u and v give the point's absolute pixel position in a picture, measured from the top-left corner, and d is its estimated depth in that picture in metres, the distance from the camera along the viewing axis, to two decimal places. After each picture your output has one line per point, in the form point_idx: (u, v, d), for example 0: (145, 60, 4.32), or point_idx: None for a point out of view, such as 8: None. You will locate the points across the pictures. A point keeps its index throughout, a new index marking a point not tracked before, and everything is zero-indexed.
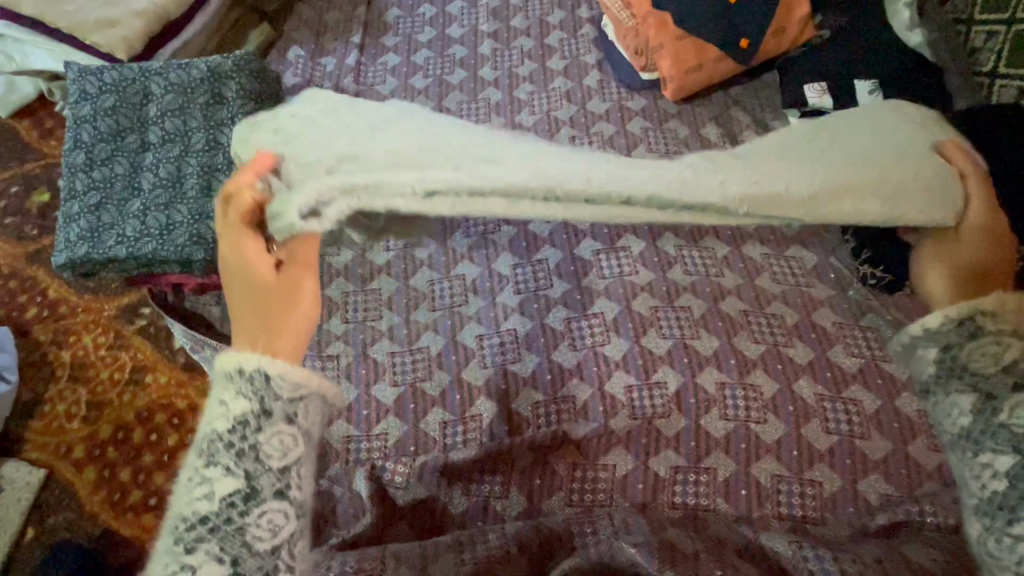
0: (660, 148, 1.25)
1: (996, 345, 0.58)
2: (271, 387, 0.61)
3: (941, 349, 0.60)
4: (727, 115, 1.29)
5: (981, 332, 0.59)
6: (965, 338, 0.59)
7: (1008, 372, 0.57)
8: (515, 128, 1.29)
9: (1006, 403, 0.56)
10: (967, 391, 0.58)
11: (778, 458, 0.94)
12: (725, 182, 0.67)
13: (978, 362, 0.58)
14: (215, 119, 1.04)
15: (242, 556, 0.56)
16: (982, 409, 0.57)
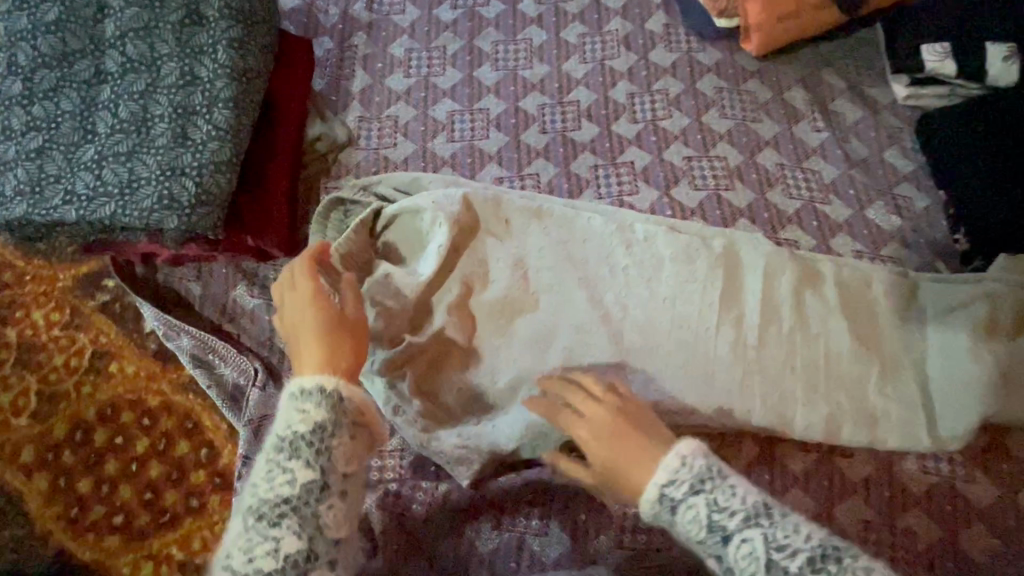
0: (735, 113, 1.04)
1: (691, 510, 0.58)
2: (341, 407, 0.59)
3: (671, 526, 0.60)
4: (818, 76, 1.07)
5: (676, 503, 0.59)
6: (667, 513, 0.60)
7: (713, 532, 0.57)
8: (562, 78, 1.06)
9: (731, 560, 0.56)
10: (707, 555, 0.58)
11: (864, 500, 0.82)
12: (777, 401, 0.83)
13: (689, 531, 0.58)
14: (191, 45, 0.81)
15: (316, 531, 0.55)
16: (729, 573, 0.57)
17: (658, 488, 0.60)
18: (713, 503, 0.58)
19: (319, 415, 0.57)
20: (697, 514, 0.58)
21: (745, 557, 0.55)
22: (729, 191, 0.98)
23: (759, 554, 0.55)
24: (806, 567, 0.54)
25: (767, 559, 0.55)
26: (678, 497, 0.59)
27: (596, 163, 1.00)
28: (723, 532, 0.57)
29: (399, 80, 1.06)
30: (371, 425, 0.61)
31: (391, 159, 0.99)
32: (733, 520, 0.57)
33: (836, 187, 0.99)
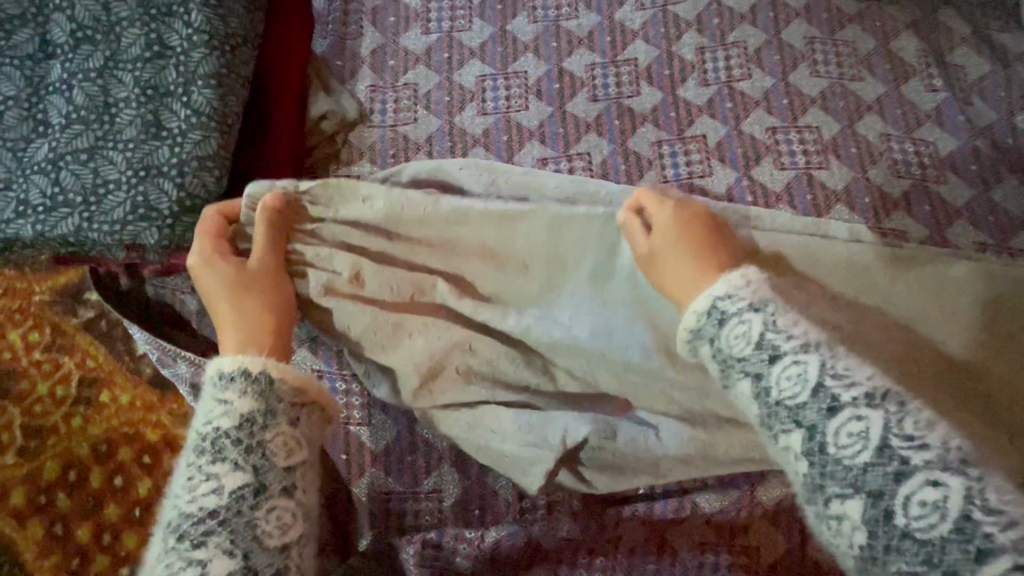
0: (829, 69, 0.85)
1: (742, 326, 0.46)
2: (271, 391, 0.51)
3: (710, 345, 0.48)
4: (933, 21, 0.87)
5: (727, 316, 0.47)
6: (715, 326, 0.48)
7: (759, 347, 0.45)
8: (615, 31, 0.87)
9: (772, 380, 0.44)
10: (738, 375, 0.46)
11: None
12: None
13: (731, 346, 0.46)
14: (158, 6, 0.65)
15: (253, 547, 0.44)
16: (762, 396, 0.44)
17: (711, 300, 0.49)
18: (770, 323, 0.45)
19: (244, 408, 0.49)
20: (749, 329, 0.46)
21: (791, 377, 0.43)
22: (822, 170, 0.80)
23: (870, 434, 0.40)
24: (879, 430, 0.40)
25: (818, 381, 0.42)
26: (734, 315, 0.47)
27: (660, 138, 0.82)
28: (772, 350, 0.44)
29: (417, 37, 0.87)
30: (315, 410, 0.54)
31: (411, 138, 0.83)
32: (789, 342, 0.45)
33: (956, 162, 0.81)
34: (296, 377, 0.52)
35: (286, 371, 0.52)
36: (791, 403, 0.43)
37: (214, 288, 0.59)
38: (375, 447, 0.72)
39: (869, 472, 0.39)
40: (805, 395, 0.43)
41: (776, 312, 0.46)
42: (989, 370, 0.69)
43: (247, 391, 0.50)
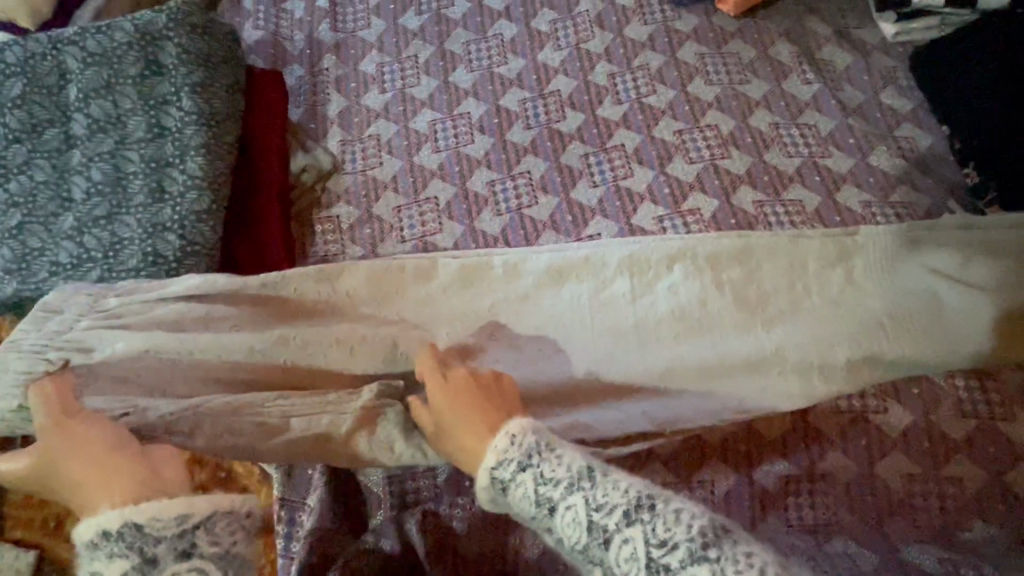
0: (720, 77, 1.01)
1: (522, 488, 0.49)
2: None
3: (499, 489, 0.51)
4: (802, 27, 1.03)
5: (529, 466, 0.50)
6: (506, 478, 0.50)
7: (542, 497, 0.48)
8: (539, 69, 1.04)
9: (558, 524, 0.48)
10: (542, 528, 0.50)
11: (906, 453, 0.80)
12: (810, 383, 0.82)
13: (522, 508, 0.50)
14: (155, 97, 0.81)
15: None
16: (562, 539, 0.48)
17: (489, 470, 0.51)
18: (539, 476, 0.49)
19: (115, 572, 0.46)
20: (525, 490, 0.49)
21: (569, 524, 0.47)
22: (725, 159, 0.96)
23: (639, 555, 0.45)
24: (688, 561, 0.43)
25: (588, 520, 0.46)
26: (513, 461, 0.50)
27: (587, 151, 0.98)
28: (548, 503, 0.48)
29: (375, 97, 1.04)
30: (219, 515, 0.50)
31: (379, 180, 0.98)
32: (558, 489, 0.48)
33: (835, 138, 0.96)
34: (157, 504, 0.48)
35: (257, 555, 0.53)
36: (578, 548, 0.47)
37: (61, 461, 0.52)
38: None
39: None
40: (582, 538, 0.47)
41: (541, 461, 0.50)
42: (898, 318, 0.84)
43: (115, 548, 0.47)
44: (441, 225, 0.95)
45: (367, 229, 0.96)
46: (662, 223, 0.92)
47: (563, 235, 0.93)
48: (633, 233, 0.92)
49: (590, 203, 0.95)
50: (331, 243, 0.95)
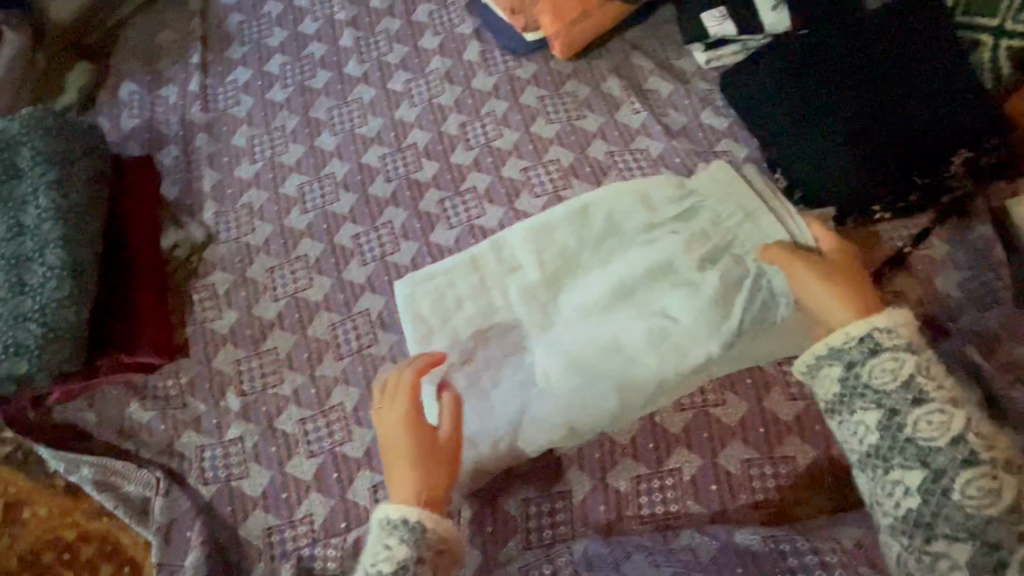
0: (559, 116, 1.11)
1: (890, 362, 0.68)
2: (424, 541, 0.68)
3: (844, 367, 0.70)
4: (628, 63, 1.15)
5: (880, 349, 0.68)
6: (866, 355, 0.69)
7: (905, 387, 0.67)
8: (397, 126, 1.13)
9: (909, 419, 0.66)
10: (872, 404, 0.68)
11: (745, 440, 0.86)
12: (658, 359, 0.85)
13: (879, 378, 0.68)
14: (15, 199, 0.89)
15: None
16: (888, 426, 0.67)
17: (868, 330, 0.69)
18: (920, 368, 0.67)
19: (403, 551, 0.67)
20: (903, 364, 0.67)
21: (934, 419, 0.65)
22: (567, 190, 1.04)
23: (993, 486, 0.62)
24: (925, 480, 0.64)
25: (956, 432, 0.64)
26: (887, 347, 0.68)
27: (442, 196, 1.06)
28: (918, 394, 0.66)
29: (247, 168, 1.12)
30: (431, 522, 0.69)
31: (252, 245, 1.05)
32: (926, 385, 0.66)
33: (664, 159, 1.06)
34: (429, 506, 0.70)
35: (436, 523, 0.69)
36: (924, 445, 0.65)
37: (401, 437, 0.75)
38: (254, 494, 0.88)
39: (940, 453, 0.64)
40: (940, 439, 0.65)
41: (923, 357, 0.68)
42: (774, 290, 0.85)
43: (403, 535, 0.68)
44: (311, 280, 1.01)
45: (241, 293, 1.01)
46: None
47: None
48: None
49: (447, 243, 1.02)
50: (208, 309, 1.00)
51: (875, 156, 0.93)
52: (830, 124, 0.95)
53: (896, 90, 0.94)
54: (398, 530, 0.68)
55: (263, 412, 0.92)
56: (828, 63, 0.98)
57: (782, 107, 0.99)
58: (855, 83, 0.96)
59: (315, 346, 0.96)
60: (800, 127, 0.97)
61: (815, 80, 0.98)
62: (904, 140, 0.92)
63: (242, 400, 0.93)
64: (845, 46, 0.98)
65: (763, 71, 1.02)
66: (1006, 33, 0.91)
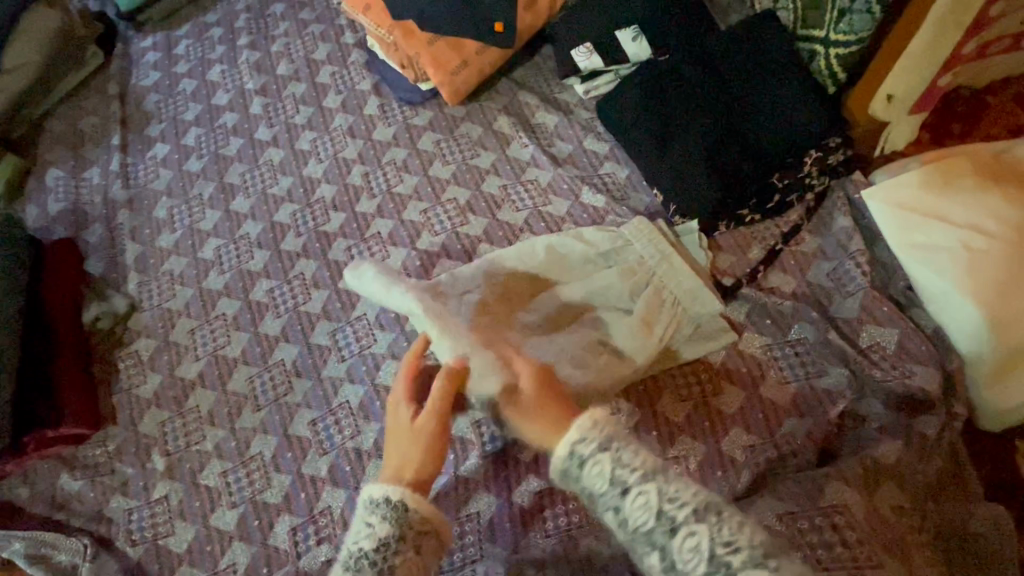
0: (455, 157, 1.18)
1: (641, 496, 0.64)
2: (405, 519, 0.69)
3: (568, 465, 0.69)
4: (516, 101, 1.23)
5: (583, 456, 0.68)
6: (578, 459, 0.69)
7: (612, 483, 0.66)
8: (305, 183, 1.20)
9: (627, 506, 0.65)
10: (645, 539, 0.64)
11: (640, 446, 0.91)
12: (562, 374, 0.90)
13: (636, 516, 0.64)
14: None
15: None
16: (620, 517, 0.65)
17: (570, 446, 0.69)
18: (663, 493, 0.64)
19: (383, 529, 0.68)
20: (650, 497, 0.64)
21: (688, 542, 0.61)
22: (464, 226, 1.11)
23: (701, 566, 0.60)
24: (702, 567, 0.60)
25: (706, 547, 0.60)
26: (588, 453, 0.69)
27: (349, 244, 1.12)
28: (625, 492, 0.65)
29: (167, 237, 1.18)
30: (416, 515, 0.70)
31: (173, 309, 1.10)
32: (680, 507, 0.63)
33: (553, 186, 1.13)
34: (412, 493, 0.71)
35: (418, 503, 0.70)
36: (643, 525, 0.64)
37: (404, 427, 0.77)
38: (180, 549, 0.92)
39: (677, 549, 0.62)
40: (648, 518, 0.64)
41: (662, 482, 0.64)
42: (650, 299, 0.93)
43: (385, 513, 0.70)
44: (229, 337, 1.06)
45: (164, 356, 1.06)
46: None
47: (334, 321, 1.05)
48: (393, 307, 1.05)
49: (355, 288, 1.08)
50: (133, 375, 1.05)
51: (732, 169, 0.99)
52: (688, 143, 1.01)
53: (741, 107, 1.01)
54: (380, 508, 0.70)
55: (187, 469, 0.97)
56: (678, 86, 1.05)
57: (644, 130, 1.05)
58: (704, 102, 1.03)
59: (234, 400, 1.01)
60: (663, 147, 1.03)
61: (669, 103, 1.05)
62: (754, 150, 0.99)
63: (166, 460, 0.98)
64: (696, 68, 1.05)
65: (628, 96, 1.08)
66: (833, 42, 0.96)
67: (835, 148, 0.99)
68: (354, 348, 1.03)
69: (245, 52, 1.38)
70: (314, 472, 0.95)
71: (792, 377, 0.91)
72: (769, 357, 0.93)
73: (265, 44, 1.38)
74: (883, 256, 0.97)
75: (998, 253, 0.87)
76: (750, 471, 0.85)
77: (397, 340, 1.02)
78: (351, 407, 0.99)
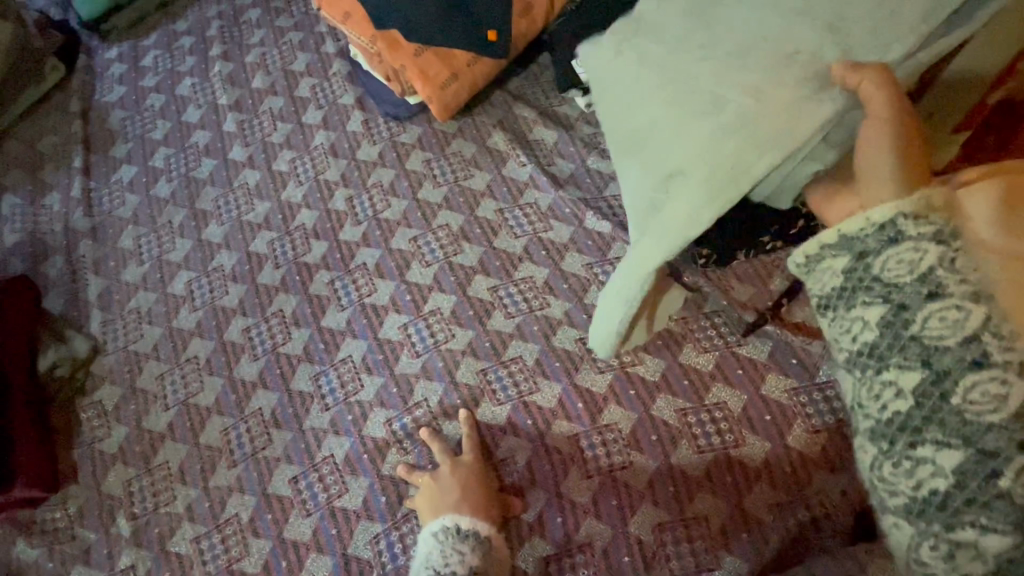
0: (446, 179, 1.09)
1: (993, 383, 0.50)
2: (490, 552, 0.78)
3: (882, 285, 0.54)
4: (512, 115, 1.13)
5: (943, 292, 0.52)
6: (885, 244, 0.54)
7: (923, 281, 0.53)
8: (284, 208, 1.10)
9: (962, 400, 0.51)
10: (870, 296, 0.55)
11: (656, 504, 0.82)
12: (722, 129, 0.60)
13: (898, 268, 0.53)
14: None
15: None
16: (931, 397, 0.52)
17: (954, 297, 0.52)
18: (946, 262, 0.52)
19: (472, 557, 0.76)
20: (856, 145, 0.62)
21: (946, 323, 0.52)
22: (457, 255, 1.02)
23: (947, 336, 0.52)
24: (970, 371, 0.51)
25: (970, 328, 0.51)
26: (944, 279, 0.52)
27: (333, 277, 1.03)
28: (931, 277, 0.52)
29: (134, 271, 1.08)
30: (495, 545, 0.79)
31: (140, 352, 1.01)
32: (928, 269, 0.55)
33: (554, 210, 1.03)
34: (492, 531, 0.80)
35: (501, 541, 0.80)
36: (972, 421, 0.50)
37: (460, 471, 0.84)
38: None
39: (948, 353, 0.51)
40: (992, 415, 0.50)
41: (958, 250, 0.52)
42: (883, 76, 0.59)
43: (472, 542, 0.78)
44: (202, 383, 0.97)
45: (130, 406, 0.97)
46: (406, 330, 0.97)
47: (317, 364, 0.96)
48: (381, 347, 0.96)
49: (339, 326, 0.98)
50: (96, 427, 0.96)
51: None
52: None
53: None
54: (471, 539, 0.78)
55: (156, 534, 0.88)
56: None
57: None
58: None
59: (208, 456, 0.92)
60: None
61: None
62: None
63: (133, 524, 0.89)
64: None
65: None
66: None
67: None
68: (338, 395, 0.93)
69: (218, 63, 1.27)
70: (297, 536, 0.86)
71: (822, 427, 0.83)
72: (796, 403, 0.84)
73: (239, 54, 1.28)
74: None
75: None
76: (777, 535, 0.79)
77: (386, 385, 0.93)
78: (335, 461, 0.90)
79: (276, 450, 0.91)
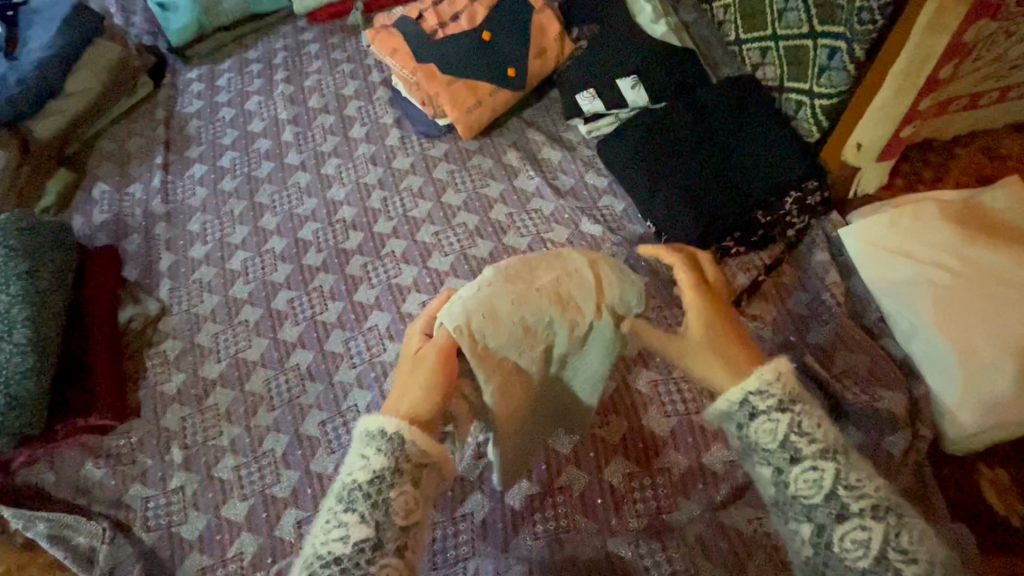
0: (466, 186, 1.29)
1: (769, 423, 0.65)
2: (402, 453, 0.64)
3: (735, 427, 0.68)
4: (525, 138, 1.34)
5: (756, 413, 0.66)
6: (747, 418, 0.66)
7: (782, 447, 0.64)
8: (328, 205, 1.31)
9: (791, 479, 0.63)
10: (731, 423, 0.68)
11: (627, 455, 0.97)
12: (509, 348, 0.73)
13: (764, 435, 0.65)
14: None
15: (382, 520, 0.62)
16: (777, 484, 0.64)
17: (745, 394, 0.66)
18: (760, 397, 0.66)
19: (377, 463, 0.63)
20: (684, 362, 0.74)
21: (765, 428, 0.65)
22: (472, 248, 1.20)
23: (777, 434, 0.64)
24: (816, 454, 0.63)
25: (783, 436, 0.64)
26: (762, 410, 0.66)
27: (366, 261, 1.22)
28: (750, 410, 0.66)
29: (199, 249, 1.28)
30: (428, 454, 0.66)
31: (200, 314, 1.19)
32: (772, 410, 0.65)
33: (555, 216, 1.22)
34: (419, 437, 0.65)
35: (417, 435, 0.65)
36: (826, 521, 0.60)
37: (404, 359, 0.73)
38: (191, 536, 0.98)
39: (816, 507, 0.61)
40: (816, 495, 0.62)
41: (797, 413, 0.65)
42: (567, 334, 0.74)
43: (383, 447, 0.64)
44: (250, 341, 1.15)
45: (188, 357, 1.15)
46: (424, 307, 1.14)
47: (348, 331, 1.14)
48: (403, 319, 1.14)
49: (369, 301, 1.17)
50: (159, 372, 1.14)
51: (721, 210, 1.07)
52: (678, 183, 1.11)
53: (728, 154, 1.11)
54: (377, 440, 0.64)
55: (202, 461, 1.04)
56: (671, 134, 1.15)
57: (636, 173, 1.14)
58: (695, 148, 1.12)
59: (251, 401, 1.08)
60: (661, 185, 1.12)
61: (665, 147, 1.14)
62: (743, 192, 1.08)
63: (185, 452, 1.05)
64: (693, 116, 1.15)
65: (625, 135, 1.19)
66: (816, 95, 1.05)
67: (813, 189, 1.08)
68: (364, 356, 1.11)
69: (281, 85, 1.52)
70: (321, 469, 1.01)
71: None
72: None
73: (299, 79, 1.52)
74: (857, 288, 1.04)
75: (957, 294, 0.94)
76: (728, 485, 0.93)
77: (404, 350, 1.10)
78: (358, 410, 1.06)
79: (309, 398, 1.08)
